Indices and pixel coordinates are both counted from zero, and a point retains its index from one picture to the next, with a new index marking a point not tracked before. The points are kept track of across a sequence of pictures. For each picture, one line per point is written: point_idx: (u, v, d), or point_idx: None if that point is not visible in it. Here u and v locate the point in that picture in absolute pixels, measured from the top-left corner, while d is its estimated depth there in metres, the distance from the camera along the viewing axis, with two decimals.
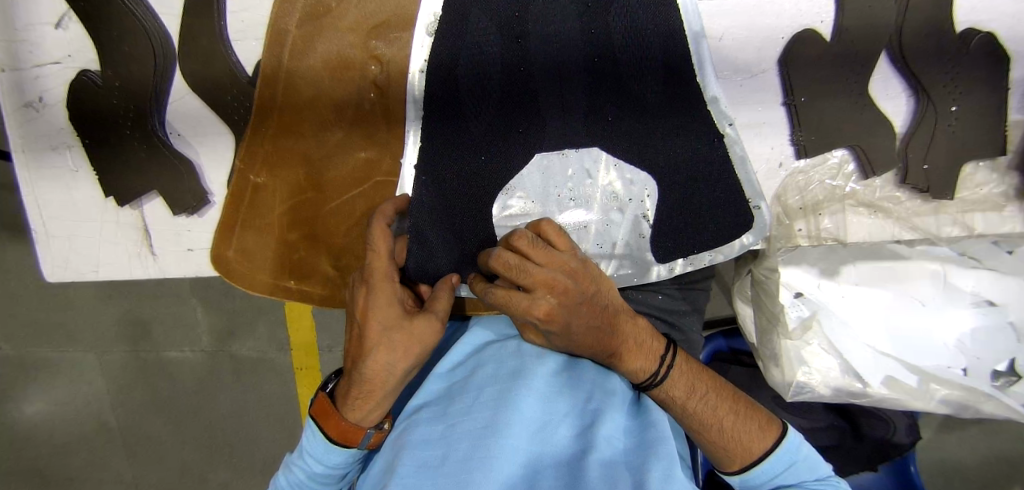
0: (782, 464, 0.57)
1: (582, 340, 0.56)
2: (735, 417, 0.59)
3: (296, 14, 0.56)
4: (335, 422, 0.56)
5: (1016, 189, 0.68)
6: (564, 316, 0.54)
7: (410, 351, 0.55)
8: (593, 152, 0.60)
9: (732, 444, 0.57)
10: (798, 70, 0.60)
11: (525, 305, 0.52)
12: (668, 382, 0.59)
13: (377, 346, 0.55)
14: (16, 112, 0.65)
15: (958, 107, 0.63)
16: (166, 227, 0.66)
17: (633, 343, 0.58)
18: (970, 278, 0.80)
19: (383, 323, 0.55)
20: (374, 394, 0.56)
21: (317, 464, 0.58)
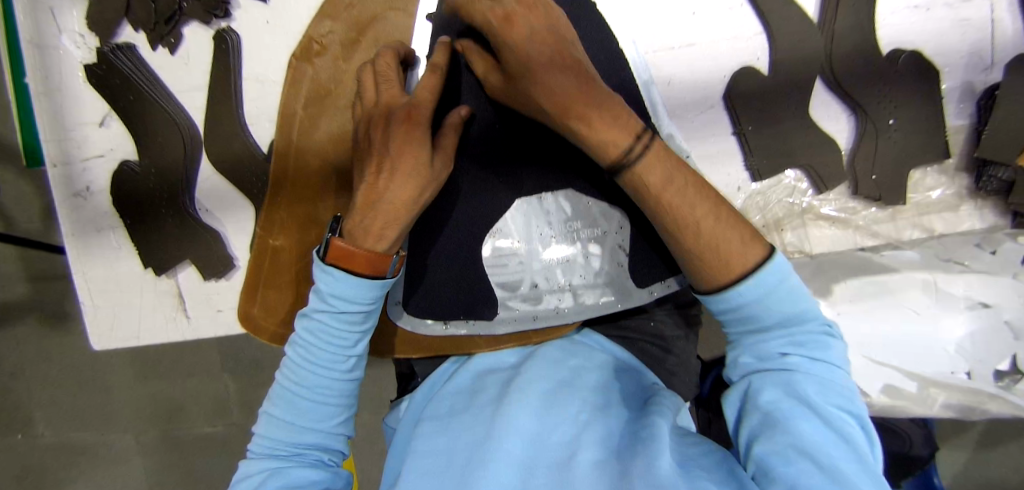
0: (767, 286, 0.47)
1: (543, 80, 0.51)
2: (721, 235, 0.48)
3: (301, 99, 0.67)
4: (363, 258, 0.51)
5: (967, 190, 0.75)
6: (522, 25, 0.51)
7: (424, 186, 0.55)
8: (568, 192, 0.68)
9: (709, 253, 0.49)
10: (743, 105, 0.67)
11: (485, 6, 0.51)
12: (641, 167, 0.50)
13: (400, 175, 0.54)
14: (66, 201, 0.75)
15: (896, 119, 0.70)
16: (198, 291, 0.75)
17: (603, 111, 0.50)
18: (959, 282, 0.79)
19: (415, 160, 0.54)
20: (396, 219, 0.54)
21: (338, 304, 0.52)
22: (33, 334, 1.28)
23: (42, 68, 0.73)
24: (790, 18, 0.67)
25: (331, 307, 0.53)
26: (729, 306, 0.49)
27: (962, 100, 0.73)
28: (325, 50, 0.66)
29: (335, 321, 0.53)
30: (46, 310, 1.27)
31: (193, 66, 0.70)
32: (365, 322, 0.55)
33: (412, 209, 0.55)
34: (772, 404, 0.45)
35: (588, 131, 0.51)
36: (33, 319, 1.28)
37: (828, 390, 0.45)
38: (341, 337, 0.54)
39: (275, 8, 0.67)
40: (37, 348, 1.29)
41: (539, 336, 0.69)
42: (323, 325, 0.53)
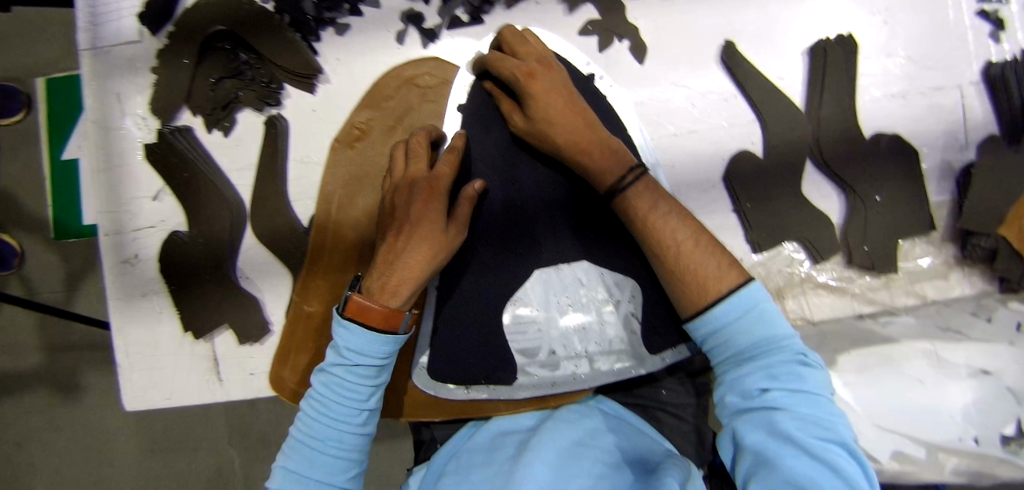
0: (737, 311, 0.54)
1: (556, 120, 0.64)
2: (701, 258, 0.58)
3: (341, 179, 0.74)
4: (374, 313, 0.57)
5: (954, 258, 0.81)
6: (544, 82, 0.65)
7: (439, 250, 0.62)
8: (584, 265, 0.73)
9: (688, 278, 0.58)
10: (741, 185, 0.74)
11: (511, 62, 0.66)
12: (631, 194, 0.62)
13: (416, 238, 0.61)
14: (115, 267, 0.80)
15: (882, 195, 0.77)
16: (233, 355, 0.79)
17: (604, 150, 0.63)
18: (959, 351, 0.76)
19: (426, 221, 0.61)
20: (409, 276, 0.60)
21: (351, 357, 0.57)
22: (37, 406, 1.24)
23: (105, 147, 0.80)
24: (780, 108, 0.75)
25: (345, 360, 0.57)
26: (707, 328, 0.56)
27: (941, 179, 0.80)
28: (364, 136, 0.73)
29: (347, 374, 0.57)
30: (54, 381, 1.23)
31: (244, 148, 0.77)
32: (378, 378, 0.59)
33: (426, 267, 0.61)
34: (759, 446, 0.49)
35: (588, 158, 0.64)
36: (41, 390, 1.24)
37: (808, 424, 0.48)
38: (353, 391, 0.57)
39: (321, 99, 0.75)
40: (38, 419, 1.24)
41: (555, 400, 0.74)
42: (337, 379, 0.57)
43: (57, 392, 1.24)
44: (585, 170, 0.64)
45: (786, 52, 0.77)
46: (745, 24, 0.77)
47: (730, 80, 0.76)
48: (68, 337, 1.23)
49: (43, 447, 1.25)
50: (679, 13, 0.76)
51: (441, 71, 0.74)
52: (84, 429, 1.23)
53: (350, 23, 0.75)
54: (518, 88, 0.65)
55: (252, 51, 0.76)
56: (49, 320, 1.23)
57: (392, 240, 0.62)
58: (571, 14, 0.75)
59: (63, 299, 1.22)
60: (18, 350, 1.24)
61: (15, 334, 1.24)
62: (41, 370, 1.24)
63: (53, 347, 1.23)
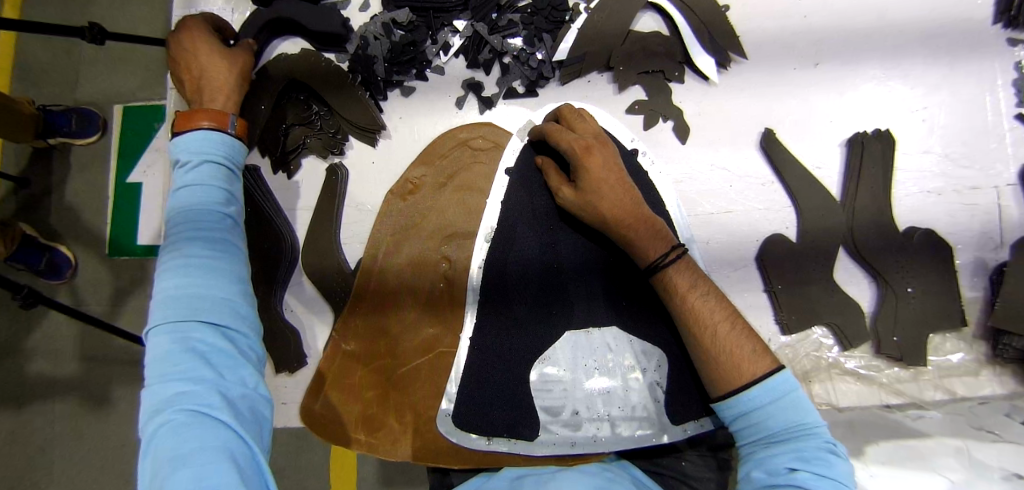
0: (769, 396, 0.56)
1: (607, 193, 0.66)
2: (739, 343, 0.59)
3: (391, 227, 0.79)
4: (204, 112, 0.60)
5: (986, 356, 0.80)
6: (599, 157, 0.67)
7: (238, 65, 0.71)
8: (613, 330, 0.75)
9: (724, 361, 0.59)
10: (774, 267, 0.77)
11: (570, 136, 0.68)
12: (673, 271, 0.64)
13: (210, 68, 0.68)
14: None
15: (914, 287, 0.78)
16: (268, 383, 0.83)
17: (646, 227, 0.66)
18: (993, 451, 0.66)
19: (208, 48, 0.69)
20: (224, 89, 0.67)
21: (194, 157, 0.57)
22: (68, 413, 1.29)
23: None
24: (815, 196, 0.78)
25: (187, 165, 0.57)
26: (738, 409, 0.57)
27: (974, 274, 0.81)
28: (417, 191, 0.80)
29: (204, 182, 0.55)
30: (86, 391, 1.29)
31: (305, 191, 0.84)
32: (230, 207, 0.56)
33: (227, 75, 0.69)
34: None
35: (633, 232, 0.66)
36: (73, 399, 1.29)
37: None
38: (217, 222, 0.54)
39: (381, 152, 0.83)
40: (67, 426, 1.29)
41: (574, 460, 0.74)
42: (195, 193, 0.54)
43: (87, 403, 1.29)
44: (630, 244, 0.66)
45: (822, 142, 0.81)
46: (784, 112, 0.80)
47: (767, 164, 0.80)
48: (107, 349, 1.30)
49: (64, 454, 1.28)
50: (720, 99, 0.80)
51: (493, 135, 0.80)
52: (109, 440, 1.28)
53: (416, 86, 0.83)
54: (574, 160, 0.67)
55: (282, 76, 0.82)
56: (93, 332, 1.30)
57: (187, 68, 0.68)
58: (619, 93, 0.81)
59: (107, 312, 1.28)
60: (58, 357, 1.30)
61: (58, 341, 1.31)
62: (75, 379, 1.29)
63: (90, 358, 1.29)
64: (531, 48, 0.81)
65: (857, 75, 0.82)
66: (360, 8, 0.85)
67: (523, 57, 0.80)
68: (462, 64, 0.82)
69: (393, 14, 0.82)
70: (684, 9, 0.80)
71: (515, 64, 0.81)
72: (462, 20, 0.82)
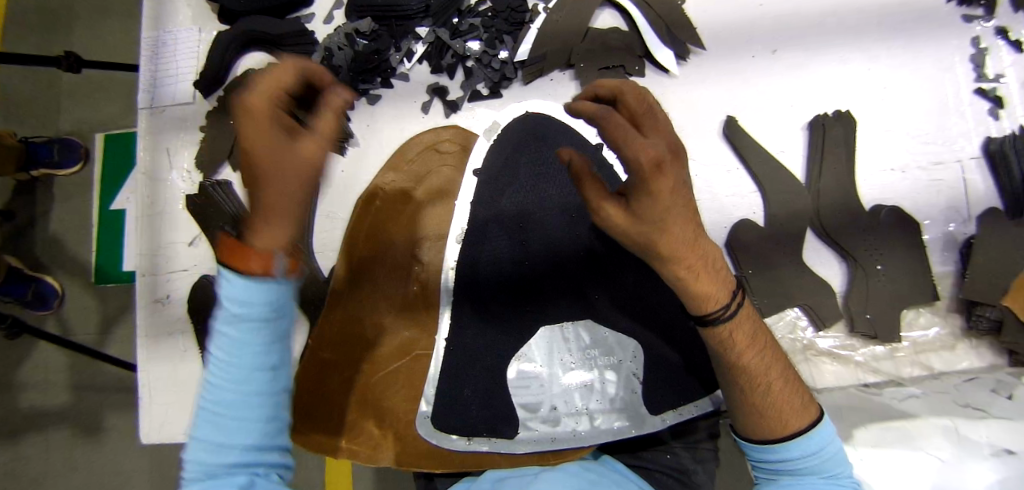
0: (815, 447, 0.53)
1: (671, 233, 0.43)
2: (787, 394, 0.54)
3: (362, 233, 0.80)
4: (254, 255, 0.40)
5: (960, 329, 0.81)
6: (670, 180, 0.40)
7: (295, 179, 0.40)
8: (587, 323, 0.76)
9: (772, 410, 0.53)
10: (744, 253, 0.78)
11: (637, 143, 0.37)
12: (734, 322, 0.52)
13: (260, 181, 0.40)
14: (147, 306, 0.86)
15: (884, 264, 0.78)
16: None
17: (711, 266, 0.49)
18: (978, 428, 0.70)
19: (256, 135, 0.39)
20: (281, 210, 0.40)
21: (236, 309, 0.41)
22: (60, 444, 1.28)
23: (150, 195, 0.88)
24: (781, 180, 0.79)
25: (231, 314, 0.41)
26: (773, 455, 0.54)
27: (944, 250, 0.82)
28: (386, 196, 0.80)
29: (239, 334, 0.41)
30: (78, 420, 1.28)
31: None
32: (274, 356, 0.43)
33: (285, 195, 0.40)
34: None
35: (693, 280, 0.48)
36: (65, 429, 1.28)
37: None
38: (255, 342, 0.41)
39: (350, 160, 0.83)
40: (59, 458, 1.28)
41: (555, 458, 0.73)
42: (225, 340, 0.42)
43: (78, 432, 1.28)
44: (686, 292, 0.49)
45: (785, 127, 0.82)
46: (748, 100, 0.82)
47: (731, 151, 0.81)
48: (97, 376, 1.29)
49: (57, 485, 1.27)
50: (683, 90, 0.82)
51: (460, 138, 0.82)
52: (103, 469, 1.27)
53: (382, 94, 0.84)
54: (634, 186, 0.40)
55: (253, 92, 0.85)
56: (82, 360, 1.29)
57: (247, 179, 0.40)
58: (582, 90, 0.82)
59: (95, 339, 1.28)
60: (46, 388, 1.29)
61: (47, 372, 1.30)
62: (65, 409, 1.28)
63: (79, 386, 1.29)
64: (492, 50, 0.82)
65: (817, 60, 0.83)
66: (325, 20, 0.86)
67: (485, 60, 0.81)
68: (427, 69, 0.84)
69: (355, 25, 0.83)
70: (641, 5, 0.82)
71: (478, 67, 0.82)
72: (424, 27, 0.83)
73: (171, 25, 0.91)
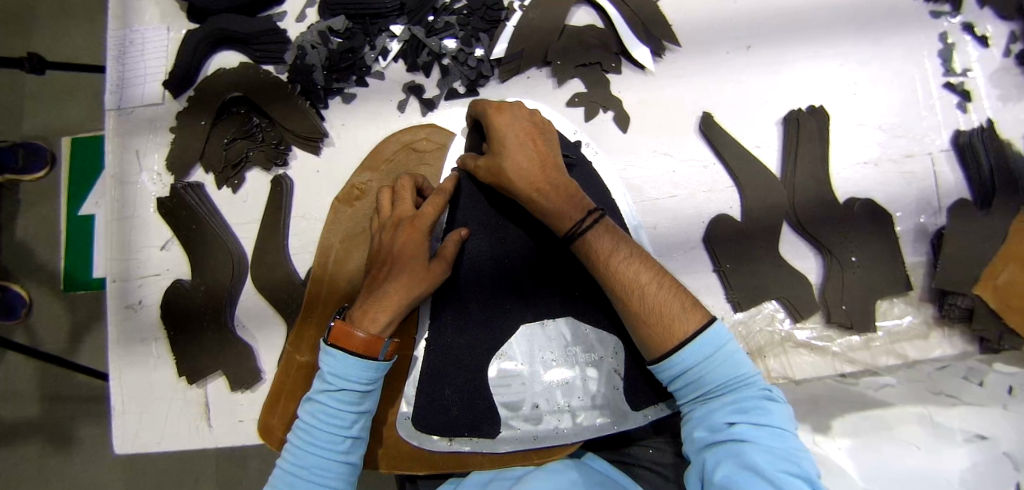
0: (708, 352, 0.57)
1: (510, 165, 0.65)
2: (665, 301, 0.60)
3: (339, 234, 0.79)
4: (358, 338, 0.62)
5: (933, 318, 0.83)
6: (506, 117, 0.68)
7: (421, 283, 0.67)
8: (568, 320, 0.75)
9: (650, 313, 0.59)
10: (720, 248, 0.79)
11: (480, 105, 0.70)
12: (592, 234, 0.64)
13: (400, 273, 0.67)
14: (118, 313, 0.84)
15: (857, 256, 0.80)
16: (224, 402, 0.81)
17: (558, 191, 0.65)
18: (954, 415, 0.72)
19: (410, 260, 0.67)
20: (388, 305, 0.66)
21: (337, 383, 0.61)
22: (31, 458, 1.24)
23: (119, 198, 0.86)
24: (756, 174, 0.80)
25: (329, 386, 0.62)
26: (671, 368, 0.58)
27: (916, 241, 0.83)
28: (363, 197, 0.80)
29: (333, 401, 0.61)
30: (50, 433, 1.24)
31: (250, 205, 0.83)
32: (352, 427, 0.62)
33: (397, 301, 0.66)
34: (729, 479, 0.51)
35: (545, 198, 0.65)
36: (36, 442, 1.24)
37: (773, 455, 0.51)
38: (345, 404, 0.61)
39: (325, 161, 0.82)
40: (30, 472, 1.24)
41: (538, 456, 0.74)
42: (323, 407, 0.61)
43: (48, 444, 1.24)
44: (546, 212, 0.66)
45: (760, 122, 0.82)
46: (722, 97, 0.82)
47: (708, 147, 0.81)
48: (69, 387, 1.25)
49: None
50: (659, 86, 0.82)
51: (437, 135, 0.80)
52: (77, 482, 1.23)
53: (356, 93, 0.83)
54: (485, 121, 0.69)
55: (224, 93, 0.84)
56: (52, 371, 1.25)
57: (381, 277, 0.68)
58: (559, 87, 0.82)
59: (67, 350, 1.25)
60: (14, 400, 1.25)
61: (14, 384, 1.25)
62: (36, 422, 1.24)
63: (49, 398, 1.25)
64: (468, 49, 0.81)
65: (790, 56, 0.84)
66: (298, 19, 0.85)
67: (461, 58, 0.81)
68: (402, 68, 0.82)
69: (329, 22, 0.82)
70: (617, 2, 0.82)
71: (454, 65, 0.81)
72: (399, 25, 0.82)
73: (138, 24, 0.88)
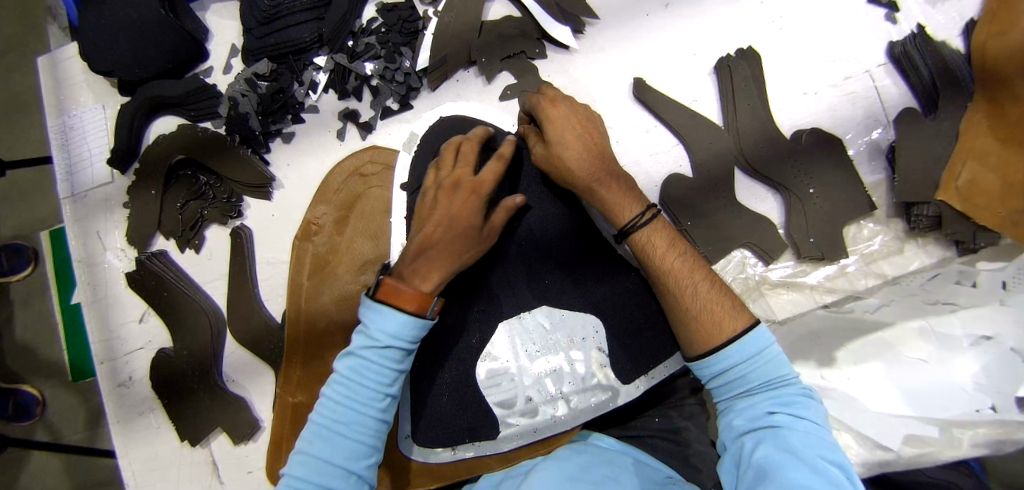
0: (753, 348, 0.59)
1: (568, 153, 0.67)
2: (715, 298, 0.63)
3: (305, 270, 0.79)
4: (408, 294, 0.56)
5: (904, 232, 0.82)
6: (565, 109, 0.70)
7: (471, 244, 0.64)
8: (543, 309, 0.76)
9: (700, 307, 0.62)
10: (677, 207, 0.79)
11: (538, 95, 0.73)
12: (649, 228, 0.67)
13: (457, 227, 0.63)
14: (110, 392, 0.85)
15: (816, 187, 0.80)
16: (230, 457, 0.82)
17: (618, 187, 0.68)
18: (955, 322, 0.81)
19: (464, 215, 0.64)
20: (443, 267, 0.61)
21: (384, 339, 0.55)
22: None
23: (89, 281, 0.87)
24: (699, 128, 0.80)
25: (375, 342, 0.55)
26: (714, 361, 0.61)
27: (871, 160, 0.83)
28: (320, 229, 0.80)
29: (377, 358, 0.55)
30: None
31: (216, 261, 0.84)
32: (393, 386, 0.56)
33: (454, 259, 0.62)
34: (765, 458, 0.52)
35: (603, 188, 0.67)
36: None
37: (813, 442, 0.53)
38: (386, 362, 0.55)
39: (278, 204, 0.83)
40: None
41: (545, 447, 0.75)
42: (366, 363, 0.55)
43: None
44: (603, 203, 0.68)
45: (693, 76, 0.83)
46: (651, 59, 0.83)
47: (646, 111, 0.82)
48: (94, 471, 1.28)
49: None
50: (587, 62, 0.82)
51: (382, 156, 0.81)
52: None
53: (295, 131, 0.83)
54: (542, 112, 0.71)
55: (165, 156, 0.84)
56: (75, 459, 1.27)
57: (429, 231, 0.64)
58: (488, 84, 0.83)
59: (82, 435, 1.27)
60: None
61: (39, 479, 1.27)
62: None
63: (79, 484, 1.27)
64: (393, 64, 0.82)
65: (709, 4, 0.84)
66: (223, 71, 0.86)
67: (387, 75, 0.82)
68: (333, 97, 0.83)
69: (253, 69, 0.83)
70: None
71: (383, 84, 0.82)
72: (321, 56, 0.83)
73: (74, 109, 0.90)
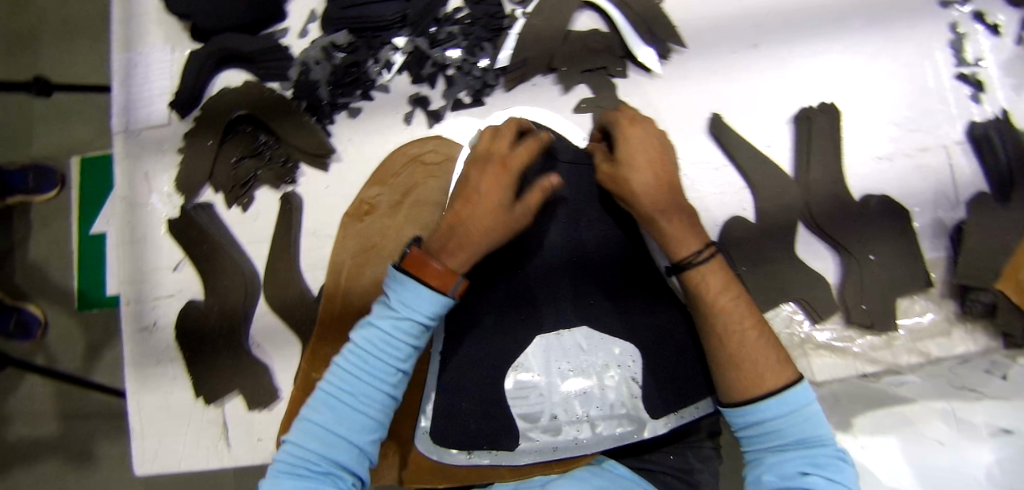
0: (795, 405, 0.57)
1: (636, 176, 0.65)
2: (763, 353, 0.60)
3: (350, 249, 0.78)
4: (435, 270, 0.55)
5: (956, 314, 0.81)
6: (640, 130, 0.68)
7: (502, 218, 0.59)
8: (584, 330, 0.74)
9: (746, 359, 0.60)
10: (734, 251, 0.78)
11: (616, 113, 0.71)
12: (706, 268, 0.64)
13: (491, 203, 0.59)
14: (133, 335, 0.84)
15: (877, 255, 0.78)
16: (242, 421, 0.81)
17: (681, 220, 0.65)
18: (976, 409, 0.75)
19: (506, 188, 0.60)
20: (467, 246, 0.58)
21: (402, 310, 0.54)
22: (51, 476, 1.26)
23: (130, 222, 0.86)
24: (769, 174, 0.78)
25: (394, 312, 0.54)
26: (751, 413, 0.59)
27: (934, 236, 0.82)
28: (373, 211, 0.79)
29: (393, 330, 0.54)
30: (68, 449, 1.25)
31: (261, 223, 0.83)
32: (406, 362, 0.55)
33: (483, 234, 0.58)
34: None
35: (666, 219, 0.65)
36: (55, 458, 1.25)
37: None
38: (402, 334, 0.54)
39: (334, 176, 0.82)
40: None
41: (561, 466, 0.74)
42: (382, 333, 0.54)
43: (68, 461, 1.25)
44: (663, 234, 0.65)
45: (770, 121, 0.81)
46: (731, 97, 0.81)
47: (719, 149, 0.80)
48: (83, 404, 1.26)
49: None
50: (667, 89, 0.81)
51: (445, 147, 0.80)
52: None
53: (362, 107, 0.82)
54: (616, 131, 0.69)
55: (228, 110, 0.83)
56: (71, 390, 1.26)
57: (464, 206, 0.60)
58: (565, 93, 0.81)
59: (81, 367, 1.26)
60: (34, 418, 1.26)
61: (34, 402, 1.27)
62: (57, 440, 1.26)
63: (69, 415, 1.26)
64: (472, 58, 0.81)
65: (799, 52, 0.82)
66: (299, 35, 0.85)
67: (466, 68, 0.81)
68: (406, 79, 0.82)
69: (331, 37, 0.82)
70: (620, 5, 0.81)
71: (459, 75, 0.81)
72: (401, 37, 0.82)
73: (140, 46, 0.88)
